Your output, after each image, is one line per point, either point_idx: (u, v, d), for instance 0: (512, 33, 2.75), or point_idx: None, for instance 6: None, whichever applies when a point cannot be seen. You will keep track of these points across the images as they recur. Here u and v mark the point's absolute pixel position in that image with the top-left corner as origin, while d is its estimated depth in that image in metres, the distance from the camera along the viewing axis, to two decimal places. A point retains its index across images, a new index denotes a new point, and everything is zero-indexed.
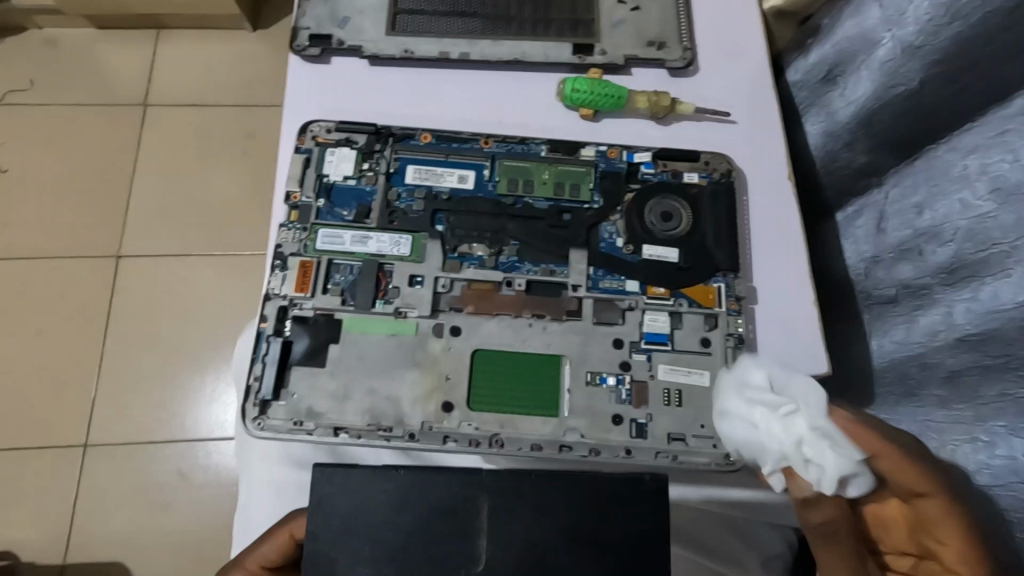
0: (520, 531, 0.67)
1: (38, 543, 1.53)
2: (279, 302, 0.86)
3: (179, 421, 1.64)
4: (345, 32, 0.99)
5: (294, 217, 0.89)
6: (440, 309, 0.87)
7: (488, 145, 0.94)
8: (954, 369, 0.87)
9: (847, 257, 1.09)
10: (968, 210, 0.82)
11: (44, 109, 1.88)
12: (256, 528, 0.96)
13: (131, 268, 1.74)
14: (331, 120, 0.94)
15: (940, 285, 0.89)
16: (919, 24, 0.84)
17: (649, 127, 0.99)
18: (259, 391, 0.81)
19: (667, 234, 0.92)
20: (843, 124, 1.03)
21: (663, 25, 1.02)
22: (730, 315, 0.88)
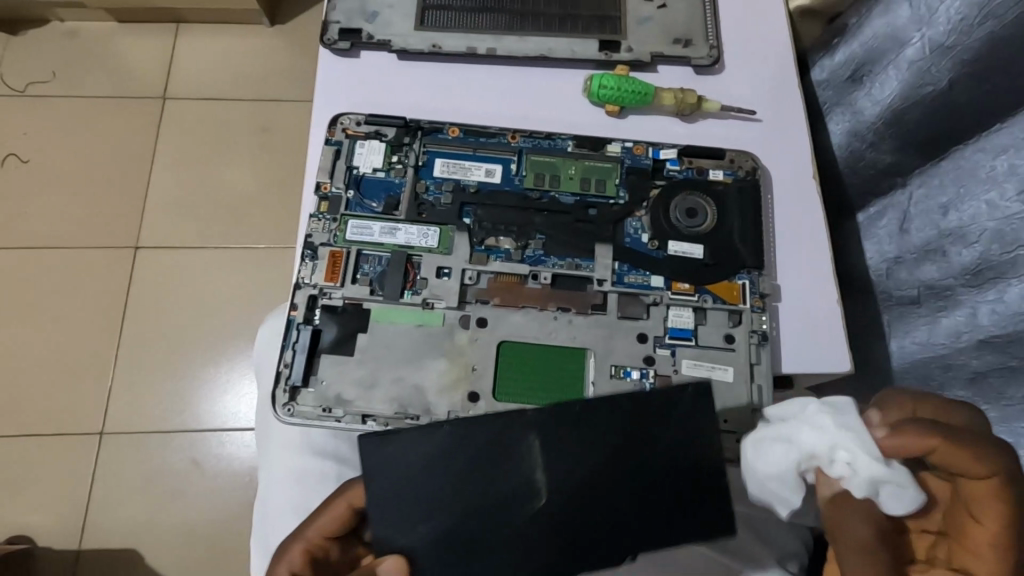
0: (566, 469, 0.71)
1: (55, 528, 1.56)
2: (309, 290, 0.88)
3: (192, 412, 1.66)
4: (373, 26, 1.00)
5: (324, 208, 0.91)
6: (467, 301, 0.88)
7: (516, 139, 0.95)
8: (978, 370, 0.88)
9: (869, 257, 1.09)
10: (996, 211, 0.82)
11: (67, 101, 1.90)
12: (276, 513, 0.97)
13: (149, 259, 1.77)
14: (360, 113, 0.95)
15: (964, 285, 0.89)
16: (949, 24, 0.83)
17: (674, 124, 1.00)
18: (289, 377, 0.84)
19: (692, 231, 0.93)
20: (869, 123, 1.03)
21: (689, 23, 1.02)
22: (754, 312, 0.89)
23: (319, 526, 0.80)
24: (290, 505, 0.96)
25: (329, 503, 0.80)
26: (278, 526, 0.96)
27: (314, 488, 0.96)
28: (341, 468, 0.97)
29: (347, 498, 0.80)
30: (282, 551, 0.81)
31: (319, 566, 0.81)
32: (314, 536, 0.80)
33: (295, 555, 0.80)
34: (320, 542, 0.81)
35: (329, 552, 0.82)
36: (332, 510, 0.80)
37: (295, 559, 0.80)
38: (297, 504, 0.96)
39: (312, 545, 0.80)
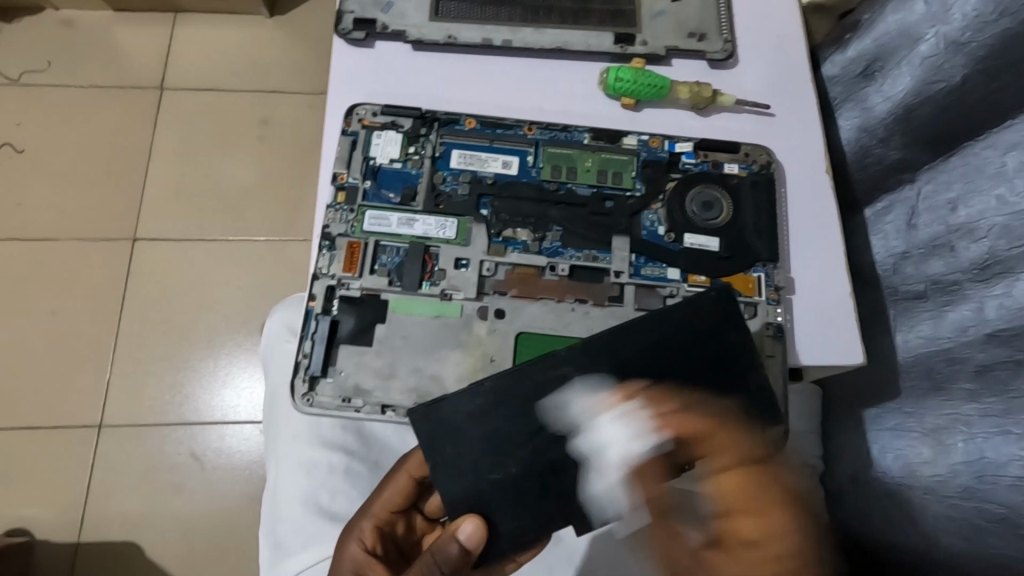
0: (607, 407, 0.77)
1: (51, 521, 1.55)
2: (327, 281, 0.88)
3: (191, 405, 1.65)
4: (388, 16, 1.00)
5: (341, 198, 0.91)
6: (485, 292, 0.89)
7: (532, 131, 0.95)
8: (984, 363, 0.88)
9: (875, 252, 1.10)
10: (1005, 206, 0.83)
11: (63, 90, 1.88)
12: (284, 504, 0.97)
13: (147, 250, 1.76)
14: (376, 104, 0.95)
15: (970, 281, 0.90)
16: (965, 21, 0.85)
17: (688, 117, 1.00)
18: (308, 367, 0.85)
19: (708, 223, 0.93)
20: (880, 119, 1.04)
21: (703, 17, 1.03)
22: (769, 304, 0.90)
23: (385, 501, 0.88)
24: (298, 497, 0.96)
25: (392, 478, 0.89)
26: (286, 517, 0.96)
27: (324, 480, 0.96)
28: (350, 460, 0.97)
29: (408, 470, 0.88)
30: (349, 529, 0.88)
31: (387, 537, 0.89)
32: (381, 511, 0.88)
33: (365, 530, 0.87)
34: (387, 517, 0.89)
35: (393, 525, 0.91)
36: (396, 484, 0.88)
37: (366, 534, 0.87)
38: (306, 496, 0.96)
39: (380, 521, 0.88)
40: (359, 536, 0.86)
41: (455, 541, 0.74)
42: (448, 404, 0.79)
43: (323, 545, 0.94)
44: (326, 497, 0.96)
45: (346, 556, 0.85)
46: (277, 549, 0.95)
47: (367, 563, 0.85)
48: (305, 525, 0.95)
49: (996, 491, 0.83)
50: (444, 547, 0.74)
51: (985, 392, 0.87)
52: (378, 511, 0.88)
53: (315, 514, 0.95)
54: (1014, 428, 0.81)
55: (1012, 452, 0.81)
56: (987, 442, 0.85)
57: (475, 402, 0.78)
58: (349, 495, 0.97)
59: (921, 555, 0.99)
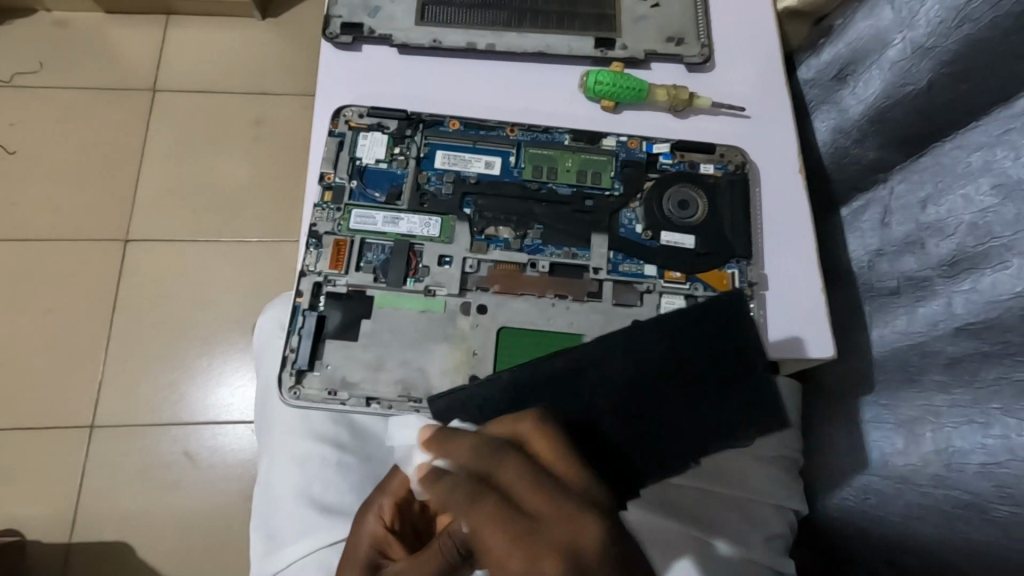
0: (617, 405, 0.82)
1: (44, 520, 1.56)
2: (314, 277, 0.90)
3: (183, 405, 1.67)
4: (375, 20, 1.02)
5: (328, 197, 0.94)
6: (468, 288, 0.91)
7: (514, 133, 0.98)
8: (953, 356, 0.91)
9: (852, 250, 1.13)
10: (971, 204, 0.86)
11: (53, 92, 1.89)
12: (278, 497, 0.99)
13: (139, 251, 1.77)
14: (363, 106, 0.98)
15: (940, 277, 0.93)
16: (929, 27, 0.88)
17: (667, 119, 1.03)
18: (295, 361, 0.87)
19: (684, 222, 0.96)
20: (854, 120, 1.07)
21: (682, 21, 1.06)
22: (743, 299, 0.93)
23: (402, 475, 0.87)
24: (292, 488, 0.98)
25: (409, 452, 0.88)
26: (280, 510, 0.98)
27: (316, 472, 0.98)
28: (341, 453, 1.00)
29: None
30: (369, 506, 0.88)
31: (408, 515, 0.87)
32: (399, 488, 0.87)
33: (384, 506, 0.87)
34: (406, 494, 0.87)
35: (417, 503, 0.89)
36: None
37: (385, 510, 0.86)
38: (300, 488, 0.98)
39: (400, 497, 0.87)
40: (377, 511, 0.86)
41: (465, 518, 0.71)
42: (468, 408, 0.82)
43: (315, 535, 0.95)
44: (319, 489, 0.98)
45: (365, 530, 0.85)
46: (271, 540, 0.98)
47: (385, 539, 0.84)
48: (298, 516, 0.97)
49: (965, 476, 0.87)
50: (446, 537, 0.70)
51: (954, 383, 0.90)
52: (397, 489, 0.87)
53: (308, 506, 0.97)
54: (980, 416, 0.84)
55: (976, 440, 0.85)
56: (955, 431, 0.88)
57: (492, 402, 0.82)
58: (341, 488, 0.98)
59: (897, 541, 1.03)
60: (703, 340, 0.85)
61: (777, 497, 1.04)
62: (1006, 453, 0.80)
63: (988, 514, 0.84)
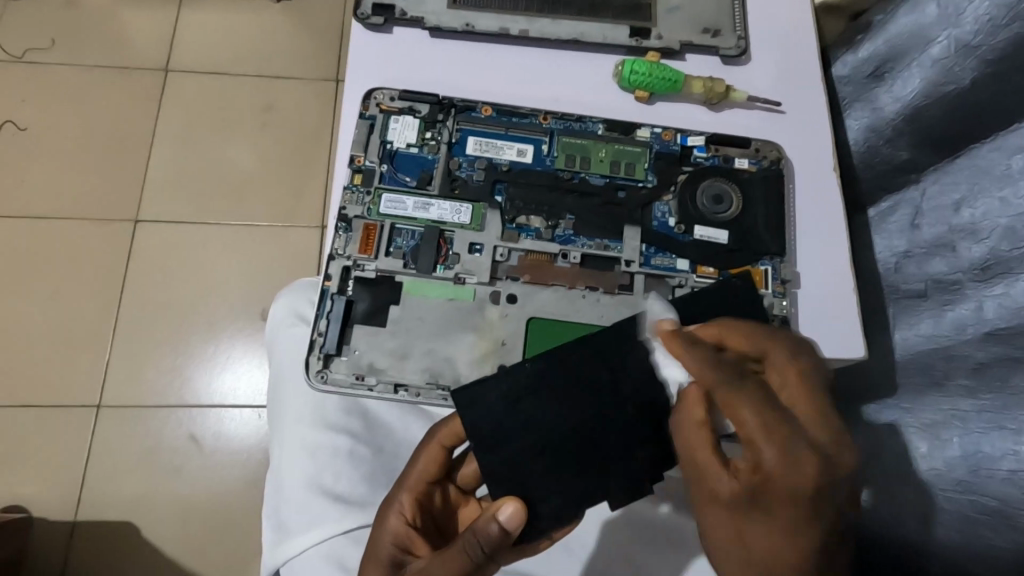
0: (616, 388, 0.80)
1: (51, 498, 1.56)
2: (342, 261, 0.89)
3: (190, 387, 1.66)
4: (407, 2, 1.00)
5: (357, 180, 0.92)
6: (498, 277, 0.90)
7: (547, 121, 0.96)
8: (983, 361, 0.90)
9: (878, 252, 1.11)
10: (1009, 208, 0.84)
11: (67, 69, 1.88)
12: (288, 486, 0.99)
13: (149, 232, 1.76)
14: (394, 89, 0.96)
15: (971, 280, 0.91)
16: (977, 24, 0.86)
17: (701, 112, 1.01)
18: (323, 345, 0.86)
19: (717, 216, 0.95)
20: (889, 120, 1.06)
21: (718, 13, 1.04)
22: (776, 297, 0.92)
23: (419, 472, 0.87)
24: (301, 479, 0.98)
25: (424, 447, 0.87)
26: (290, 499, 0.97)
27: (325, 463, 0.98)
28: (353, 443, 0.99)
29: (439, 440, 0.86)
30: (387, 505, 0.86)
31: (426, 510, 0.87)
32: (416, 483, 0.86)
33: (405, 503, 0.86)
34: (423, 488, 0.87)
35: (430, 497, 0.88)
36: (429, 452, 0.87)
37: (405, 507, 0.85)
38: (310, 478, 0.97)
39: (418, 493, 0.86)
40: (398, 509, 0.85)
41: (495, 521, 0.72)
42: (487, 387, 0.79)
43: (324, 526, 0.94)
44: (329, 480, 0.97)
45: (388, 530, 0.84)
46: (280, 530, 0.97)
47: (407, 536, 0.83)
48: (307, 507, 0.96)
49: (991, 482, 0.85)
50: (485, 528, 0.73)
51: (982, 388, 0.89)
52: (412, 483, 0.87)
53: (318, 496, 0.96)
54: (1010, 423, 0.83)
55: (1006, 446, 0.83)
56: (984, 437, 0.87)
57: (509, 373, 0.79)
58: (351, 478, 0.98)
59: (913, 546, 1.01)
60: (714, 320, 0.84)
61: None
62: None
63: (1013, 520, 0.82)
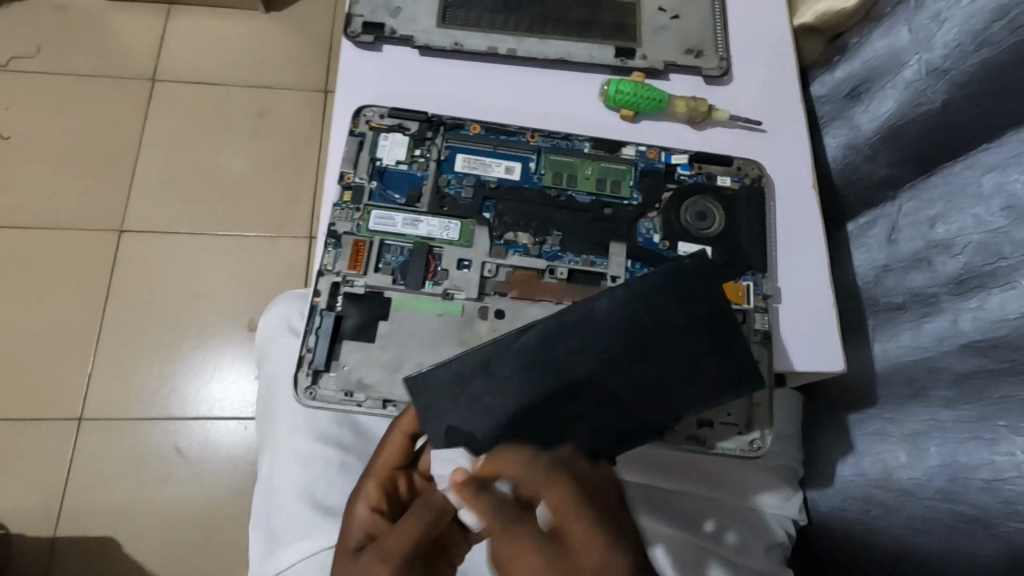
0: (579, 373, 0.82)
1: (30, 513, 1.53)
2: (331, 277, 0.90)
3: (175, 399, 1.64)
4: (397, 21, 1.02)
5: (347, 197, 0.93)
6: (486, 293, 0.91)
7: (534, 139, 0.98)
8: (961, 372, 0.92)
9: (859, 265, 1.14)
10: (982, 224, 0.87)
11: (51, 78, 1.87)
12: (280, 497, 0.98)
13: (135, 242, 1.75)
14: (383, 107, 0.98)
15: (947, 294, 0.94)
16: (946, 49, 0.90)
17: (685, 131, 1.04)
18: (312, 361, 0.87)
19: (701, 233, 0.97)
20: (866, 137, 1.09)
21: (701, 34, 1.07)
22: (758, 311, 0.94)
23: (385, 459, 0.86)
24: (293, 490, 0.97)
25: (388, 433, 0.87)
26: (282, 511, 0.97)
27: (318, 473, 0.98)
28: (345, 455, 0.99)
29: (401, 428, 0.85)
30: (355, 494, 0.85)
31: (394, 496, 0.86)
32: (383, 469, 0.86)
33: (370, 491, 0.84)
34: (390, 474, 0.86)
35: (397, 485, 0.86)
36: (394, 438, 0.86)
37: (372, 493, 0.84)
38: (302, 488, 0.97)
39: (384, 479, 0.85)
40: (365, 497, 0.83)
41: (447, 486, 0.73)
42: (447, 396, 0.82)
43: (317, 537, 0.94)
44: (322, 490, 0.97)
45: (355, 518, 0.82)
46: (272, 541, 0.97)
47: (375, 522, 0.81)
48: (299, 518, 0.96)
49: (968, 491, 0.88)
50: (440, 494, 0.74)
51: (959, 400, 0.91)
52: (379, 470, 0.86)
53: (310, 507, 0.96)
54: (987, 433, 0.85)
55: (983, 456, 0.85)
56: (961, 447, 0.89)
57: (463, 378, 0.82)
58: (344, 489, 0.98)
59: (899, 554, 1.02)
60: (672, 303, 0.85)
61: (776, 506, 1.05)
62: (1012, 469, 0.81)
63: (991, 529, 0.85)
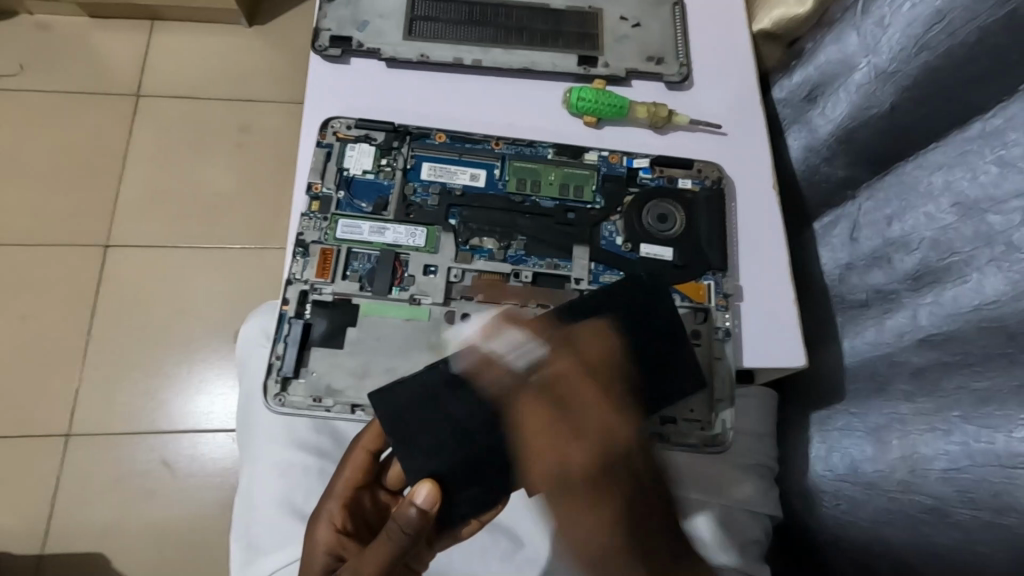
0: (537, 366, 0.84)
1: (15, 531, 1.53)
2: (300, 286, 0.92)
3: (163, 412, 1.65)
4: (364, 34, 1.05)
5: (315, 207, 0.95)
6: (452, 297, 0.93)
7: (499, 146, 1.01)
8: (920, 365, 0.94)
9: (824, 264, 1.16)
10: (933, 222, 0.90)
11: (32, 94, 1.88)
12: (257, 506, 0.99)
13: (118, 256, 1.76)
14: (351, 118, 1.00)
15: (906, 290, 0.97)
16: (892, 53, 0.93)
17: (648, 135, 1.06)
18: (281, 368, 0.88)
19: (662, 234, 1.00)
20: (824, 140, 1.11)
21: (662, 42, 1.10)
22: (718, 310, 0.97)
23: (345, 479, 0.90)
24: (272, 498, 0.98)
25: (349, 452, 0.91)
26: (262, 520, 0.98)
27: (297, 481, 0.99)
28: (323, 462, 1.00)
29: (362, 445, 0.90)
30: (317, 517, 0.88)
31: (356, 515, 0.90)
32: (345, 490, 0.90)
33: (334, 511, 0.88)
34: (352, 494, 0.90)
35: (360, 503, 0.92)
36: (354, 458, 0.90)
37: (335, 515, 0.88)
38: (280, 496, 0.98)
39: (346, 500, 0.89)
40: (328, 518, 0.87)
41: (412, 504, 0.75)
42: (412, 405, 0.82)
43: (293, 546, 0.95)
44: (300, 497, 0.99)
45: (318, 541, 0.85)
46: (252, 549, 0.97)
47: (340, 543, 0.85)
48: (279, 526, 0.97)
49: (926, 482, 0.90)
50: (404, 515, 0.75)
51: (918, 392, 0.93)
52: (339, 490, 0.90)
53: (291, 515, 0.97)
54: (941, 423, 0.87)
55: (939, 446, 0.87)
56: (920, 439, 0.91)
57: (428, 388, 0.82)
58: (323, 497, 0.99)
59: (867, 545, 1.04)
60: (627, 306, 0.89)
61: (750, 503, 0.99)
62: (965, 458, 0.83)
63: (950, 517, 0.86)
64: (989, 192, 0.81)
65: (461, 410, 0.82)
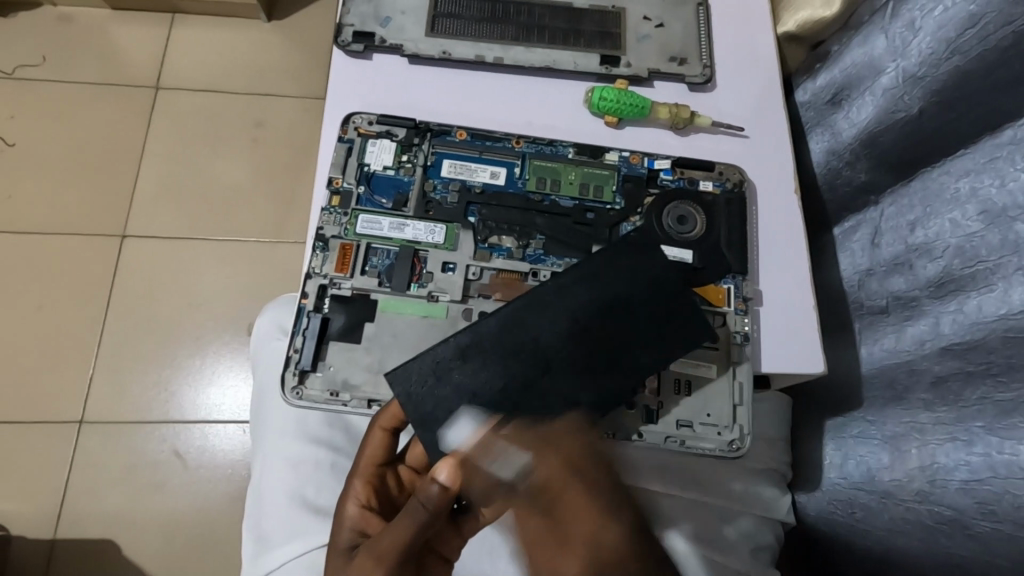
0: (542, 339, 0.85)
1: (29, 516, 1.55)
2: (319, 280, 0.92)
3: (175, 404, 1.67)
4: (386, 30, 1.05)
5: (335, 202, 0.96)
6: (470, 295, 0.93)
7: (519, 145, 1.01)
8: (940, 375, 0.92)
9: (843, 269, 1.15)
10: (958, 229, 0.88)
11: (54, 85, 1.90)
12: (269, 498, 0.99)
13: (134, 247, 1.77)
14: (372, 113, 1.00)
15: (928, 297, 0.95)
16: (921, 57, 0.92)
17: (668, 136, 1.06)
18: (299, 362, 0.89)
19: (682, 236, 0.99)
20: (846, 144, 1.10)
21: (684, 42, 1.10)
22: (738, 315, 0.96)
23: (368, 457, 0.90)
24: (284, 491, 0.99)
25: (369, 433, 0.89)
26: (272, 512, 0.98)
27: (308, 474, 0.99)
28: (336, 456, 1.01)
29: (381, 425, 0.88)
30: (342, 495, 0.89)
31: (381, 491, 0.90)
32: (368, 467, 0.90)
33: (359, 489, 0.89)
34: (375, 471, 0.91)
35: (385, 480, 0.92)
36: (373, 438, 0.89)
37: (359, 492, 0.89)
38: (291, 490, 0.99)
39: (370, 477, 0.90)
40: (353, 496, 0.88)
41: (434, 482, 0.76)
42: (427, 381, 0.83)
43: (303, 539, 0.95)
44: (312, 492, 0.99)
45: (345, 518, 0.87)
46: (261, 542, 0.98)
47: (364, 519, 0.86)
48: (288, 519, 0.97)
49: (945, 494, 0.88)
50: (426, 490, 0.76)
51: (938, 402, 0.92)
52: (364, 468, 0.90)
53: (301, 509, 0.98)
54: (962, 434, 0.86)
55: (959, 457, 0.86)
56: (939, 448, 0.90)
57: (436, 364, 0.84)
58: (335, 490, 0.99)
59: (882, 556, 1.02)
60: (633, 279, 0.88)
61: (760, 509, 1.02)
62: (987, 471, 0.82)
63: (969, 530, 0.85)
64: (1017, 199, 0.79)
65: (473, 386, 0.83)
